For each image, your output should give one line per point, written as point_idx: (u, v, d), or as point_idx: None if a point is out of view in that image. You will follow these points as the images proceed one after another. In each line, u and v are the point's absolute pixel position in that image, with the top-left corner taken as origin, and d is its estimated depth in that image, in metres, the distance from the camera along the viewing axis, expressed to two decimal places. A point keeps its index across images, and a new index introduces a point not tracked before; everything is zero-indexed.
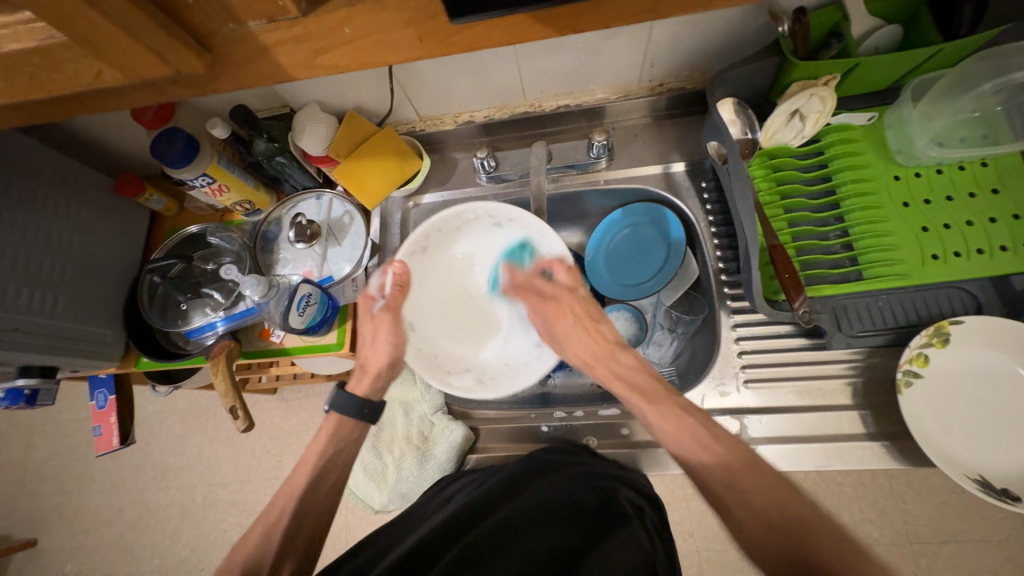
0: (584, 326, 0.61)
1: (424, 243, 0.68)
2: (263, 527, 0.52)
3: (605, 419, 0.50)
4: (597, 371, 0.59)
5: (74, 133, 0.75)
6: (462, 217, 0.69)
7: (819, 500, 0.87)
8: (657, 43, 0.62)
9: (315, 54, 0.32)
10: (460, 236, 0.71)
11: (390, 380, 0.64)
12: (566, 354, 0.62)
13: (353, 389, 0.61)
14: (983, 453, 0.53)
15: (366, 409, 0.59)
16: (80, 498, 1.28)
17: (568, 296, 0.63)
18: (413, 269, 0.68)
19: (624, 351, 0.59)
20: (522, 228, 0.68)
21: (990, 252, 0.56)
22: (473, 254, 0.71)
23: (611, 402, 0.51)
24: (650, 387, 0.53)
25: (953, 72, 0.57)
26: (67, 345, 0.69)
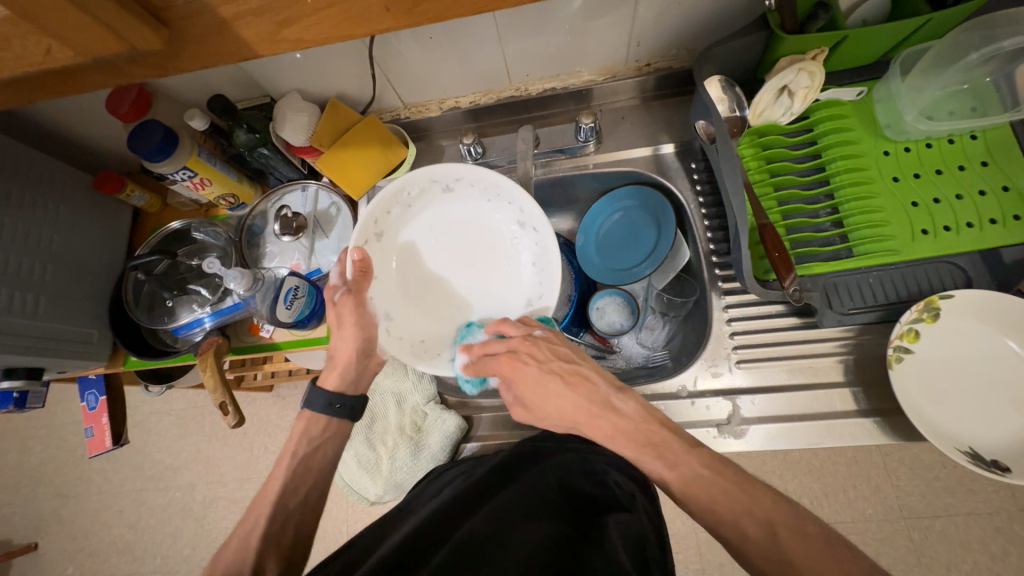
0: (554, 375, 0.53)
1: (376, 227, 0.63)
2: (241, 536, 0.53)
3: (649, 449, 0.47)
4: (592, 431, 0.51)
5: (49, 128, 0.73)
6: (407, 190, 0.65)
7: (814, 479, 0.88)
8: (643, 20, 0.61)
9: (278, 27, 0.31)
10: (409, 211, 0.66)
11: (363, 368, 0.63)
12: (547, 416, 0.54)
13: (324, 385, 0.62)
14: (974, 426, 0.53)
15: (338, 405, 0.61)
16: (78, 500, 1.28)
17: (525, 344, 0.56)
18: (373, 256, 0.64)
19: (618, 394, 0.52)
20: (472, 186, 0.66)
21: (980, 226, 0.56)
22: (430, 225, 0.67)
23: (657, 430, 0.48)
24: (658, 433, 0.48)
25: (940, 44, 0.56)
26: (52, 345, 0.68)
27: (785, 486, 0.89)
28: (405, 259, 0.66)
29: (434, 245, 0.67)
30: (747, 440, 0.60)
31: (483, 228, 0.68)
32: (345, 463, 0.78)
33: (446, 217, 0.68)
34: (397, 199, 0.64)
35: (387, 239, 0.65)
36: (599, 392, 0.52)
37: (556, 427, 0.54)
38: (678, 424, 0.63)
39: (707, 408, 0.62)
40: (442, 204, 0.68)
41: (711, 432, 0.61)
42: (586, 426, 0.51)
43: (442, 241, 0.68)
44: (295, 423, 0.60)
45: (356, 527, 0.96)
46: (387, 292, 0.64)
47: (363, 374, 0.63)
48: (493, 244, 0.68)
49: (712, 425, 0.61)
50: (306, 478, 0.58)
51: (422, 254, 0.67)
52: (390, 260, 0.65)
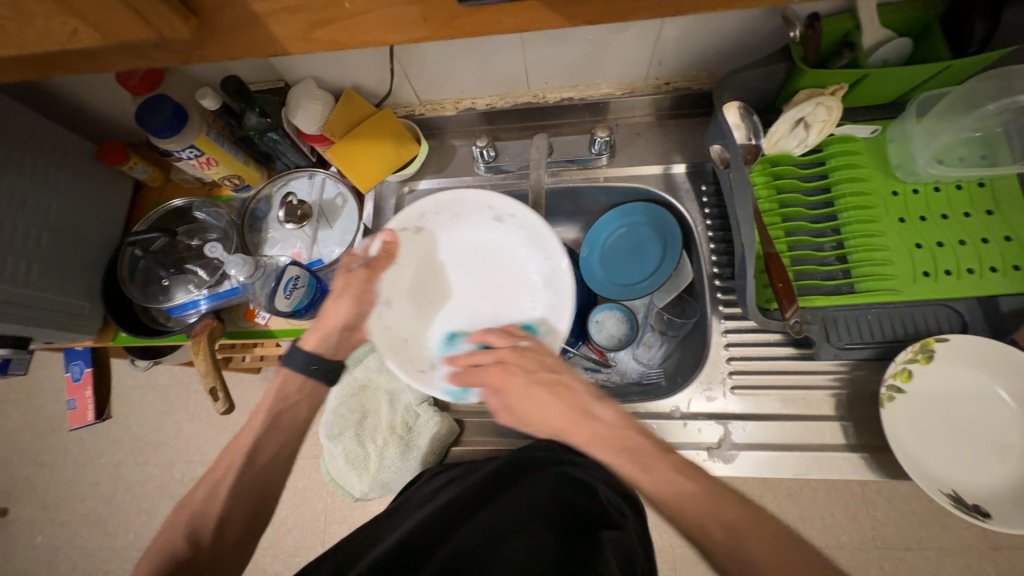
0: (539, 384, 0.53)
1: (420, 221, 0.67)
2: (206, 489, 0.51)
3: (624, 454, 0.45)
4: (575, 437, 0.49)
5: (54, 92, 0.71)
6: (459, 204, 0.67)
7: (793, 503, 0.89)
8: (667, 40, 0.61)
9: (312, 27, 0.30)
10: (455, 221, 0.69)
11: (346, 339, 0.62)
12: (530, 425, 0.53)
13: (305, 344, 0.60)
14: (958, 469, 0.54)
15: (316, 367, 0.58)
16: (54, 470, 1.26)
17: (514, 355, 0.57)
18: (403, 244, 0.66)
19: (598, 403, 0.51)
20: (523, 226, 0.66)
21: (980, 273, 0.57)
22: (466, 244, 0.70)
23: (635, 435, 0.47)
24: (631, 440, 0.46)
25: (958, 91, 0.57)
26: (40, 316, 0.66)
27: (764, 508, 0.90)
28: (431, 260, 0.69)
29: (461, 259, 0.70)
30: (736, 465, 0.61)
31: (511, 262, 0.69)
32: (333, 458, 0.77)
33: (488, 242, 0.70)
34: (448, 206, 0.67)
35: (426, 234, 0.68)
36: (579, 400, 0.51)
37: (540, 436, 0.53)
38: (669, 445, 0.63)
39: (699, 431, 0.62)
40: (489, 229, 0.69)
41: (701, 455, 0.62)
42: (567, 434, 0.50)
43: (470, 265, 0.70)
44: (272, 379, 0.57)
45: (336, 518, 0.96)
46: (394, 282, 0.65)
47: (344, 342, 0.62)
48: (514, 283, 0.69)
49: (702, 447, 0.62)
50: (280, 435, 0.55)
51: (439, 262, 0.69)
52: (416, 256, 0.68)
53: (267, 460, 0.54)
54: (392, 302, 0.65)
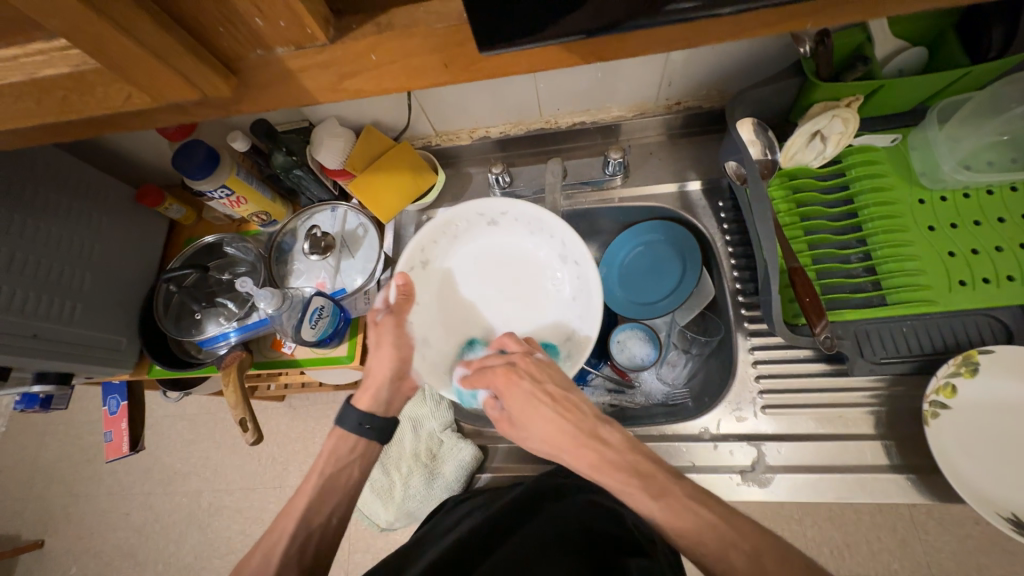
0: (543, 396, 0.54)
1: (423, 256, 0.67)
2: (262, 552, 0.53)
3: (635, 479, 0.46)
4: (577, 457, 0.50)
5: (99, 143, 0.77)
6: (454, 224, 0.68)
7: (835, 527, 0.84)
8: (676, 62, 0.62)
9: (340, 78, 0.32)
10: (458, 245, 0.70)
11: (397, 390, 0.63)
12: (529, 435, 0.53)
13: (358, 404, 0.61)
14: (1017, 490, 0.51)
15: (369, 426, 0.60)
16: (88, 500, 1.29)
17: (524, 360, 0.57)
18: (415, 283, 0.66)
19: (605, 426, 0.52)
20: (517, 219, 0.68)
21: (1021, 280, 0.54)
22: (474, 257, 0.70)
23: (646, 462, 0.48)
24: (642, 467, 0.47)
25: (982, 95, 0.56)
26: (82, 353, 0.69)
27: (803, 532, 0.86)
28: (446, 286, 0.69)
29: (475, 277, 0.70)
30: (772, 489, 0.58)
31: (521, 259, 0.70)
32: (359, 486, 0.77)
33: (491, 251, 0.70)
34: (443, 230, 0.67)
35: (433, 266, 0.68)
36: (587, 420, 0.52)
37: (539, 451, 0.54)
38: (700, 468, 0.61)
39: (731, 453, 0.60)
40: (491, 239, 0.70)
41: (734, 479, 0.59)
42: (572, 455, 0.51)
43: (486, 274, 0.70)
44: (326, 441, 0.60)
45: (359, 547, 0.95)
46: (426, 316, 0.66)
47: (395, 395, 0.63)
48: (533, 275, 0.70)
49: (735, 471, 0.60)
50: (334, 495, 0.57)
51: (454, 286, 0.69)
52: (435, 288, 0.69)
53: (321, 521, 0.56)
54: (430, 336, 0.65)
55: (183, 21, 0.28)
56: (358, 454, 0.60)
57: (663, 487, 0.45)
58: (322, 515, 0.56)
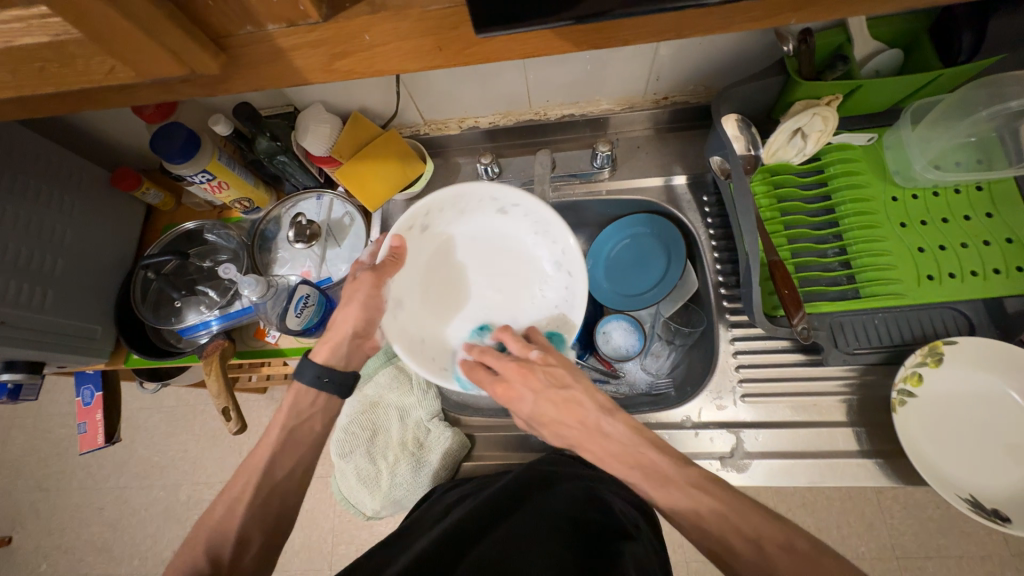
0: (547, 403, 0.53)
1: (424, 220, 0.65)
2: (225, 504, 0.53)
3: (631, 466, 0.49)
4: (588, 452, 0.52)
5: (71, 123, 0.74)
6: (462, 199, 0.67)
7: (808, 513, 0.88)
8: (664, 57, 0.63)
9: (332, 58, 0.32)
10: (462, 218, 0.68)
11: (356, 348, 0.62)
12: (542, 436, 0.55)
13: (316, 357, 0.60)
14: (975, 473, 0.54)
15: (327, 379, 0.59)
16: (59, 495, 1.25)
17: (519, 371, 0.55)
18: (409, 246, 0.65)
19: (607, 418, 0.51)
20: (528, 215, 0.67)
21: (984, 275, 0.57)
22: (472, 237, 0.70)
23: (642, 446, 0.49)
24: (643, 458, 0.49)
25: (952, 98, 0.58)
26: (54, 340, 0.67)
27: None
28: (439, 257, 0.69)
29: (468, 255, 0.70)
30: (749, 474, 0.60)
31: (517, 251, 0.69)
32: (343, 475, 0.77)
33: (491, 236, 0.70)
34: (450, 202, 0.66)
35: (432, 230, 0.67)
36: (589, 416, 0.52)
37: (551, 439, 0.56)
38: (682, 455, 0.63)
39: (711, 440, 0.62)
40: (495, 223, 0.69)
41: (714, 464, 0.61)
42: (578, 449, 0.53)
43: (478, 257, 0.70)
44: (287, 393, 0.59)
45: (343, 538, 0.95)
46: (409, 283, 0.65)
47: (354, 352, 0.62)
48: (525, 271, 0.69)
49: (715, 457, 0.62)
50: (297, 450, 0.57)
51: (448, 258, 0.69)
52: (426, 257, 0.68)
53: (283, 475, 0.55)
54: (405, 303, 0.65)
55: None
56: (321, 409, 0.60)
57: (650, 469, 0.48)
58: (285, 470, 0.56)
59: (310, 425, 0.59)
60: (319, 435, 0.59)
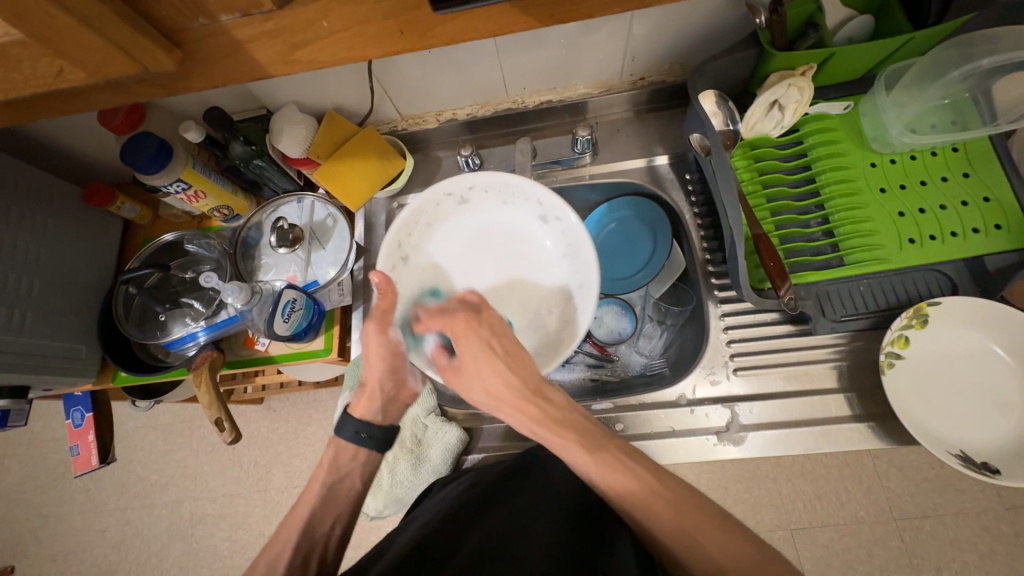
0: (499, 350, 0.54)
1: (466, 193, 0.68)
2: (265, 562, 0.51)
3: (569, 432, 0.49)
4: (514, 411, 0.52)
5: (38, 140, 0.72)
6: (510, 190, 0.67)
7: (807, 482, 0.89)
8: (638, 36, 0.62)
9: (292, 48, 0.31)
10: (503, 208, 0.70)
11: (394, 398, 0.61)
12: (472, 389, 0.54)
13: (353, 411, 0.60)
14: (964, 429, 0.55)
15: (365, 435, 0.58)
16: (59, 521, 1.23)
17: (485, 311, 0.57)
18: (447, 209, 0.69)
19: (547, 385, 0.53)
20: (564, 236, 0.67)
21: (963, 235, 0.58)
22: (493, 228, 0.70)
23: (578, 418, 0.51)
24: (578, 423, 0.50)
25: (924, 60, 0.58)
26: (37, 362, 0.65)
27: (778, 490, 0.91)
28: (461, 244, 0.70)
29: (491, 246, 0.70)
30: (746, 446, 0.61)
31: (534, 260, 0.69)
32: None
33: (521, 238, 0.70)
34: (500, 189, 0.67)
35: (475, 204, 0.70)
36: (532, 377, 0.53)
37: (479, 402, 0.54)
38: (679, 433, 0.63)
39: (707, 416, 0.63)
40: (530, 226, 0.69)
41: (710, 440, 0.62)
42: (513, 407, 0.52)
43: (493, 251, 0.70)
44: (325, 450, 0.58)
45: (351, 542, 0.94)
46: (418, 235, 0.68)
47: (392, 405, 0.61)
48: (531, 276, 0.69)
49: (711, 432, 0.62)
50: (336, 505, 0.56)
51: (464, 243, 0.70)
52: (451, 227, 0.70)
53: (323, 532, 0.55)
54: (410, 243, 0.67)
55: None
56: (360, 463, 0.59)
57: (601, 444, 0.48)
58: (326, 526, 0.55)
59: (351, 480, 0.58)
60: (360, 491, 0.59)
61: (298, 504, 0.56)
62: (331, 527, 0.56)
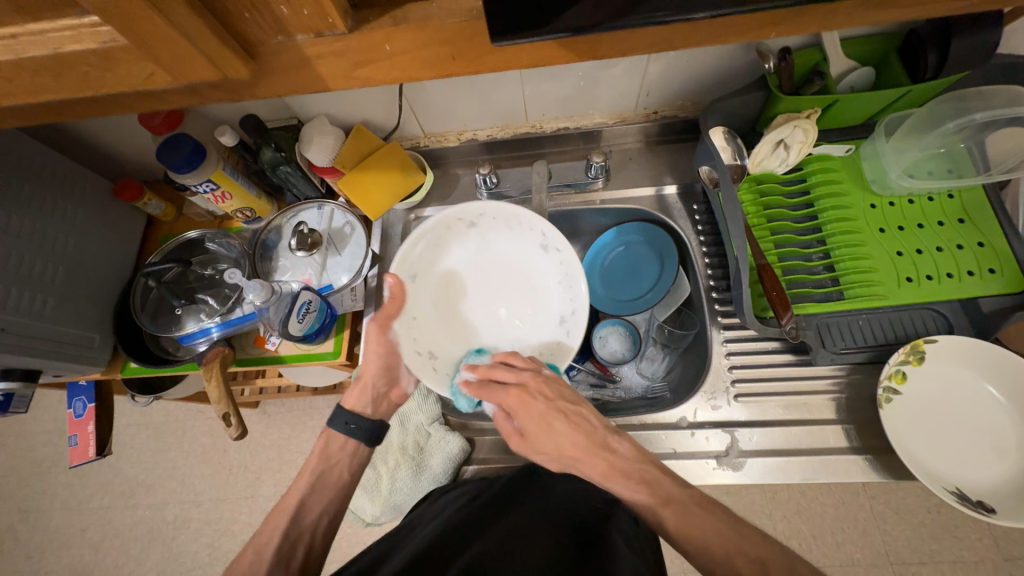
0: (559, 413, 0.53)
1: (550, 244, 0.68)
2: (253, 552, 0.53)
3: (643, 486, 0.50)
4: (588, 469, 0.52)
5: (77, 135, 0.75)
6: (571, 271, 0.67)
7: (803, 520, 0.89)
8: (654, 73, 0.66)
9: (353, 66, 0.34)
10: (557, 282, 0.69)
11: (383, 396, 0.65)
12: (544, 454, 0.53)
13: (346, 403, 0.63)
14: (960, 467, 0.56)
15: (355, 426, 0.62)
16: (39, 517, 1.21)
17: (537, 379, 0.56)
18: (525, 235, 0.69)
19: (614, 436, 0.54)
20: (556, 346, 0.67)
21: (959, 277, 0.60)
22: (529, 284, 0.70)
23: (650, 468, 0.52)
24: (650, 475, 0.51)
25: (920, 112, 0.62)
26: (52, 348, 0.67)
27: (773, 526, 0.90)
28: (499, 271, 0.71)
29: (515, 285, 0.70)
30: (744, 472, 0.62)
31: (524, 327, 0.69)
32: None
33: (536, 310, 0.70)
34: (568, 273, 0.68)
35: (548, 259, 0.70)
36: (598, 433, 0.53)
37: (551, 464, 0.54)
38: (680, 455, 0.64)
39: (707, 440, 0.64)
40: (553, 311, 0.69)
41: (710, 464, 0.63)
42: (585, 465, 0.52)
43: (504, 298, 0.70)
44: (316, 439, 0.61)
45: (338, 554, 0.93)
46: (497, 224, 0.70)
47: (381, 401, 0.65)
48: (507, 330, 0.69)
49: (711, 456, 0.63)
50: (325, 494, 0.58)
51: (496, 276, 0.71)
52: (505, 245, 0.71)
53: (310, 521, 0.56)
54: (485, 220, 0.69)
55: (212, 6, 0.29)
56: (348, 453, 0.62)
57: (669, 494, 0.50)
58: (302, 516, 0.56)
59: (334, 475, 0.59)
60: (348, 480, 0.61)
61: (288, 490, 0.58)
62: (315, 526, 0.57)
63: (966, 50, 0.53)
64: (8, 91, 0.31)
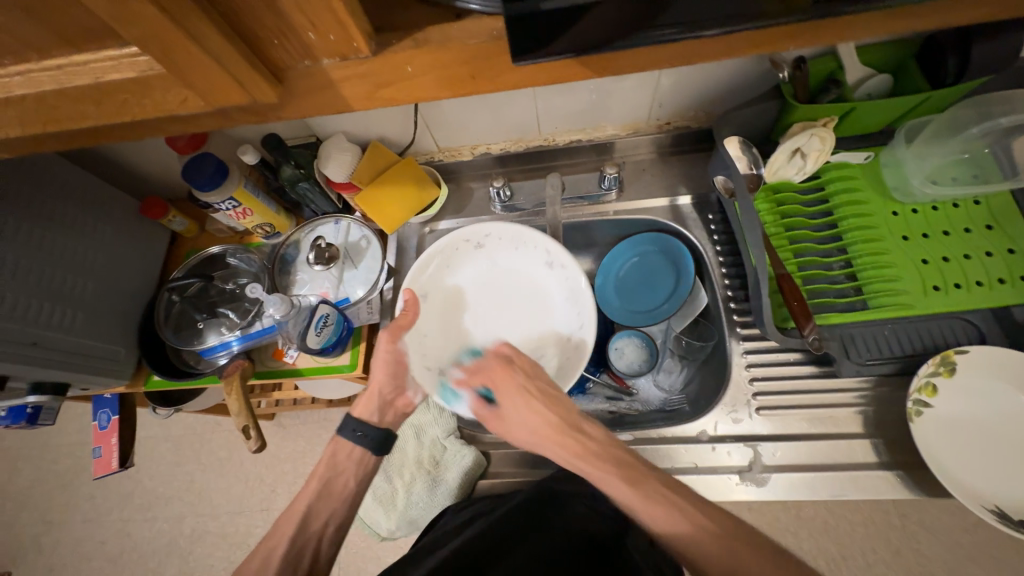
0: (535, 393, 0.56)
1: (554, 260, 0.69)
2: (259, 559, 0.53)
3: (617, 473, 0.50)
4: (558, 450, 0.53)
5: (107, 157, 0.78)
6: (576, 287, 0.68)
7: (830, 539, 0.85)
8: (666, 85, 0.66)
9: (376, 87, 0.36)
10: (564, 297, 0.69)
11: (390, 406, 0.64)
12: (514, 432, 0.56)
13: (354, 411, 0.63)
14: (1001, 485, 0.53)
15: (362, 434, 0.61)
16: (62, 529, 1.23)
17: (520, 358, 0.59)
18: (529, 251, 0.70)
19: (587, 421, 0.55)
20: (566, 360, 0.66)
21: (988, 285, 0.59)
22: (534, 298, 0.70)
23: (624, 458, 0.51)
24: (619, 458, 0.51)
25: (940, 118, 0.62)
26: (80, 361, 0.69)
27: (799, 545, 0.86)
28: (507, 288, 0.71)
29: (520, 300, 0.70)
30: (768, 488, 0.60)
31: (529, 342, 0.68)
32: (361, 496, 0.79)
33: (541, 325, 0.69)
34: (574, 288, 0.68)
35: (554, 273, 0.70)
36: (570, 416, 0.55)
37: (523, 446, 0.56)
38: (701, 470, 0.62)
39: (729, 454, 0.62)
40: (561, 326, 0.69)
41: (732, 479, 0.61)
42: (555, 448, 0.53)
43: (511, 315, 0.70)
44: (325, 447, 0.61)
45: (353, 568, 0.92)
46: (505, 243, 0.71)
47: (387, 409, 0.64)
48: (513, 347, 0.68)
49: (733, 471, 0.61)
50: (340, 512, 0.58)
51: (503, 292, 0.71)
52: (511, 262, 0.72)
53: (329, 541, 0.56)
54: (492, 241, 0.71)
55: (244, 34, 0.31)
56: (355, 463, 0.60)
57: (641, 479, 0.49)
58: (322, 532, 0.56)
59: (349, 487, 0.59)
60: (354, 490, 0.59)
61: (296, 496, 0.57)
62: (327, 532, 0.57)
63: (989, 56, 0.53)
64: (53, 119, 0.33)
